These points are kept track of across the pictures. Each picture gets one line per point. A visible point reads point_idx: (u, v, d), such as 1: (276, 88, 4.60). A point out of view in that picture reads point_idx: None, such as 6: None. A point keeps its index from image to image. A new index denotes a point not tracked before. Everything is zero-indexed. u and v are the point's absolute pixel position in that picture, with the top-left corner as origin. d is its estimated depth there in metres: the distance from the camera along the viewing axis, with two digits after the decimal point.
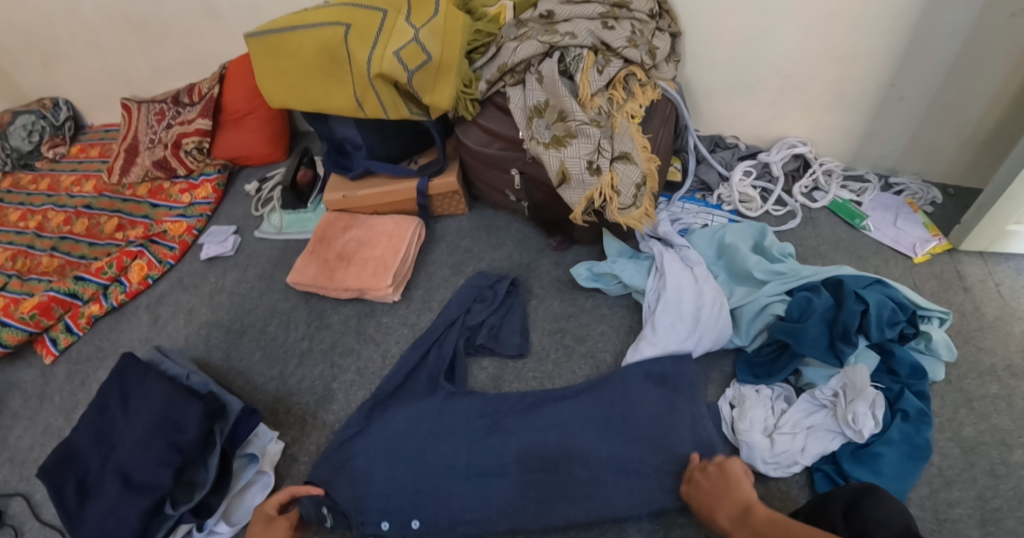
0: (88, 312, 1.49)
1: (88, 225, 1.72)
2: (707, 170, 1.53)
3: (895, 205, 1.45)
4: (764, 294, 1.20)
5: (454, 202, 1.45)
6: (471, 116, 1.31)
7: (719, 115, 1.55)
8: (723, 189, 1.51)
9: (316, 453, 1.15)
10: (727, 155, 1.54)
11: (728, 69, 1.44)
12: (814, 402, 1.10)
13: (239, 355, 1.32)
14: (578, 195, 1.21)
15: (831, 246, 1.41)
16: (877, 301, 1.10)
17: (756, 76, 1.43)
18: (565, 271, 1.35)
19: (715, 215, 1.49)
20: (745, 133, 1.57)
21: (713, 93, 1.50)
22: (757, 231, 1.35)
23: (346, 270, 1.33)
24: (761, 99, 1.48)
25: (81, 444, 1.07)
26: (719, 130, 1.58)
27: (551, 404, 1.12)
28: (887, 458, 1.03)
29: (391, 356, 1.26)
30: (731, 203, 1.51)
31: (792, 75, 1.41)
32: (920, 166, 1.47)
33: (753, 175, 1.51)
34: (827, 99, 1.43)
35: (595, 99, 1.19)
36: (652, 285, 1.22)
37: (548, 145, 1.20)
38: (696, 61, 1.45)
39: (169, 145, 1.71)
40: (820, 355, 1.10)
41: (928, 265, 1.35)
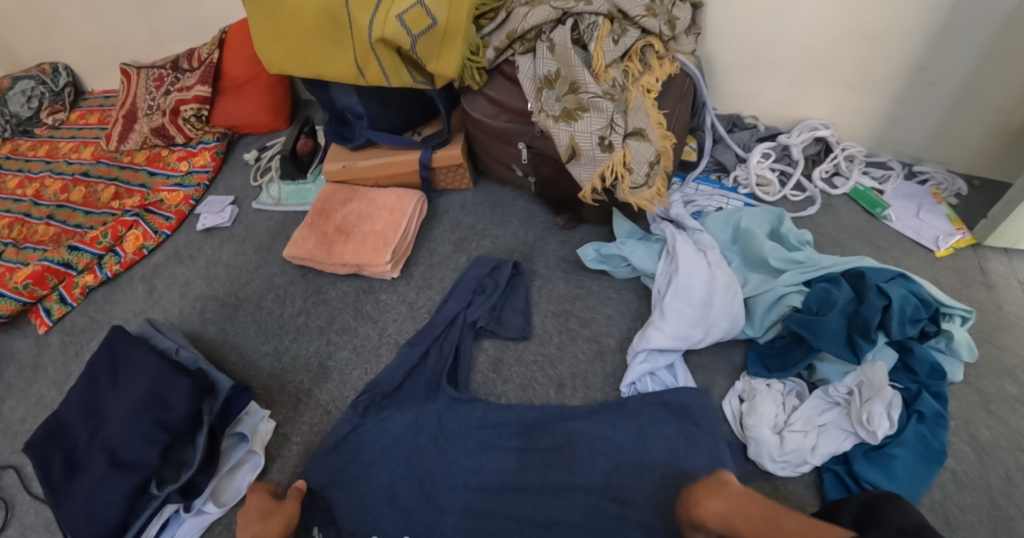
0: (82, 282, 1.46)
1: (85, 193, 1.68)
2: (724, 151, 1.46)
3: (919, 195, 1.38)
4: (781, 283, 1.15)
5: (458, 175, 1.39)
6: (477, 85, 1.24)
7: (740, 94, 1.47)
8: (740, 171, 1.44)
9: (309, 433, 1.11)
10: (745, 136, 1.47)
11: (751, 45, 1.36)
12: (827, 399, 1.05)
13: (233, 329, 1.28)
14: (587, 172, 1.15)
15: (850, 235, 1.34)
16: (900, 296, 1.04)
17: (778, 53, 1.36)
18: (571, 252, 1.29)
19: (730, 198, 1.43)
20: (765, 113, 1.49)
21: (734, 69, 1.43)
22: (773, 216, 1.28)
23: (345, 245, 1.29)
24: (783, 78, 1.40)
25: (68, 419, 1.04)
26: (737, 109, 1.51)
27: (559, 422, 1.05)
28: (900, 460, 0.97)
29: (389, 335, 1.21)
30: (747, 186, 1.44)
31: (818, 53, 1.32)
32: (946, 154, 1.38)
33: (772, 157, 1.43)
34: (854, 80, 1.34)
35: (609, 71, 1.12)
36: (663, 270, 1.16)
37: (558, 119, 1.13)
38: (718, 35, 1.37)
39: (167, 112, 1.65)
40: (838, 351, 1.05)
41: (949, 259, 1.27)
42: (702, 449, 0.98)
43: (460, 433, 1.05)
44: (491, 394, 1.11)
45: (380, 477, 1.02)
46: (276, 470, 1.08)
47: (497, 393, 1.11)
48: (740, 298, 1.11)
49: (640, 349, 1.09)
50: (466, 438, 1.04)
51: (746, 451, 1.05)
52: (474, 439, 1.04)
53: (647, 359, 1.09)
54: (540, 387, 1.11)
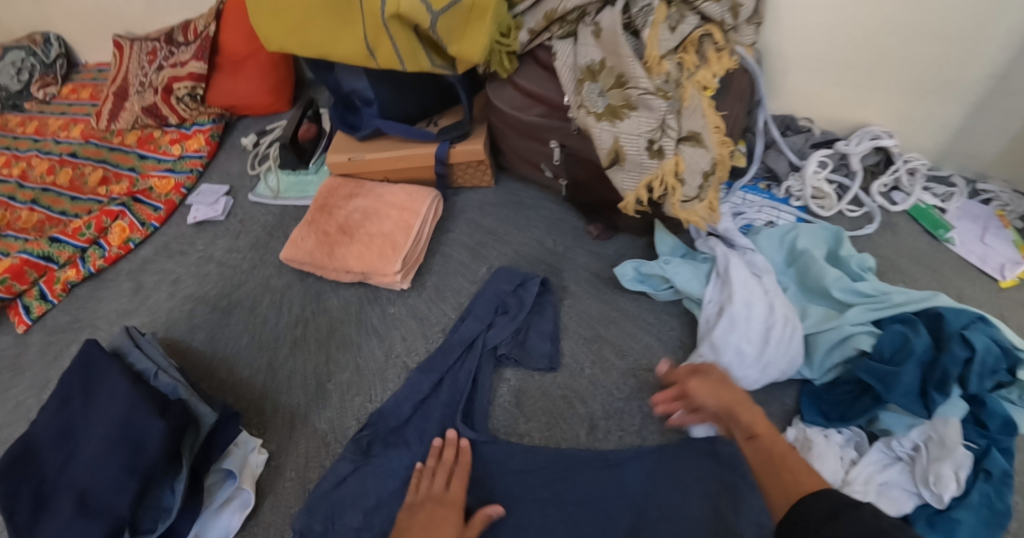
0: (64, 277, 1.33)
1: (72, 176, 1.55)
2: (776, 157, 1.28)
3: (983, 216, 1.20)
4: (849, 321, 1.00)
5: (478, 172, 1.23)
6: (506, 73, 1.08)
7: (796, 91, 1.29)
8: (793, 181, 1.27)
9: (305, 468, 0.97)
10: (799, 140, 1.29)
11: (813, 38, 1.18)
12: (888, 453, 0.92)
13: (224, 339, 1.14)
14: (632, 180, 1.00)
15: (911, 259, 1.18)
16: (986, 346, 0.90)
17: (841, 50, 1.18)
18: (605, 265, 1.14)
19: (782, 210, 1.26)
20: (823, 115, 1.31)
21: (792, 65, 1.24)
22: (831, 235, 1.15)
23: (348, 246, 1.14)
24: (843, 79, 1.22)
25: (40, 436, 0.91)
26: (792, 109, 1.33)
27: (588, 472, 0.92)
28: (965, 527, 0.83)
29: (396, 355, 1.06)
30: (801, 198, 1.27)
31: (888, 50, 1.15)
32: (1014, 173, 1.20)
33: (829, 167, 1.25)
34: (922, 84, 1.16)
35: (664, 64, 0.94)
36: (712, 298, 1.00)
37: (601, 117, 0.98)
38: (779, 25, 1.19)
39: (159, 90, 1.50)
40: (909, 405, 0.90)
41: (1015, 291, 1.11)
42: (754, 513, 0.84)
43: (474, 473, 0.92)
44: (511, 433, 0.97)
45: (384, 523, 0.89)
46: (267, 509, 0.95)
47: (519, 432, 0.97)
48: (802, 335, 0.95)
49: None
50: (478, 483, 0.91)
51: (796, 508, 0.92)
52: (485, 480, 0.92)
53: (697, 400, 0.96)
54: (567, 426, 0.97)
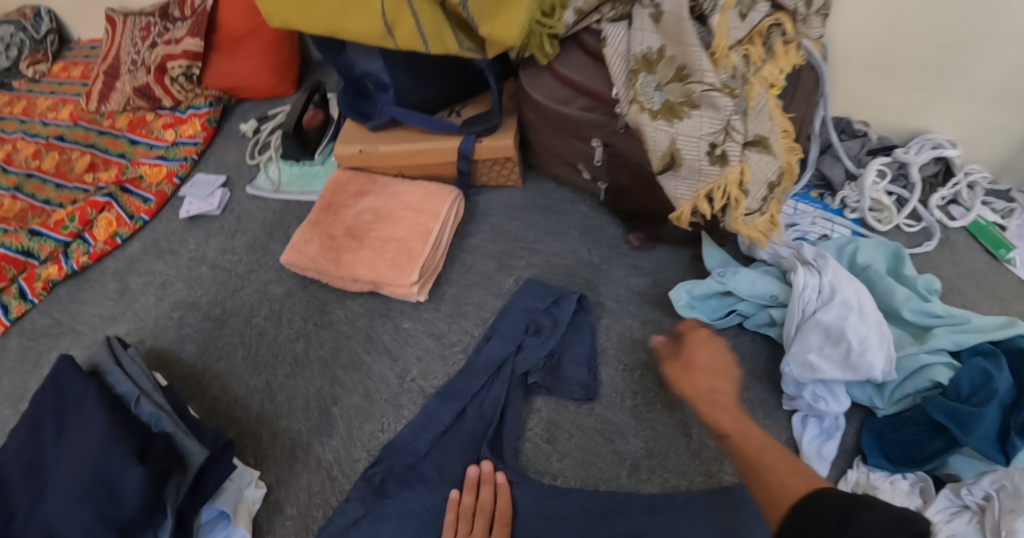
0: (45, 274, 1.20)
1: (57, 161, 1.42)
2: (832, 164, 1.14)
3: None
4: (926, 349, 0.87)
5: (505, 170, 1.10)
6: (546, 59, 0.94)
7: (852, 93, 1.15)
8: (849, 190, 1.12)
9: (308, 505, 0.86)
10: (855, 146, 1.15)
11: (880, 34, 1.05)
12: (955, 501, 0.81)
13: (217, 353, 1.02)
14: (687, 188, 0.87)
15: (970, 281, 1.04)
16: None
17: (910, 48, 1.04)
18: (648, 281, 1.01)
19: (836, 223, 1.11)
20: (880, 119, 1.16)
21: (854, 63, 1.10)
22: (889, 253, 1.01)
23: (356, 253, 1.01)
24: (907, 80, 1.09)
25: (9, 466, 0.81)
26: (847, 110, 1.18)
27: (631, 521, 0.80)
28: None
29: (411, 378, 0.94)
30: (857, 209, 1.13)
31: (963, 53, 1.01)
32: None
33: (887, 177, 1.11)
34: (990, 91, 1.04)
35: (731, 55, 0.81)
36: (812, 283, 0.89)
37: (656, 115, 0.85)
38: (846, 13, 1.04)
39: (152, 70, 1.36)
40: (987, 452, 0.77)
41: None
42: None
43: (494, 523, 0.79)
44: (543, 472, 0.85)
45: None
46: None
47: (551, 471, 0.85)
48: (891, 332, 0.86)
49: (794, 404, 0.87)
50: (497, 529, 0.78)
51: None
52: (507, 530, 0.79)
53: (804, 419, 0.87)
54: (605, 467, 0.85)
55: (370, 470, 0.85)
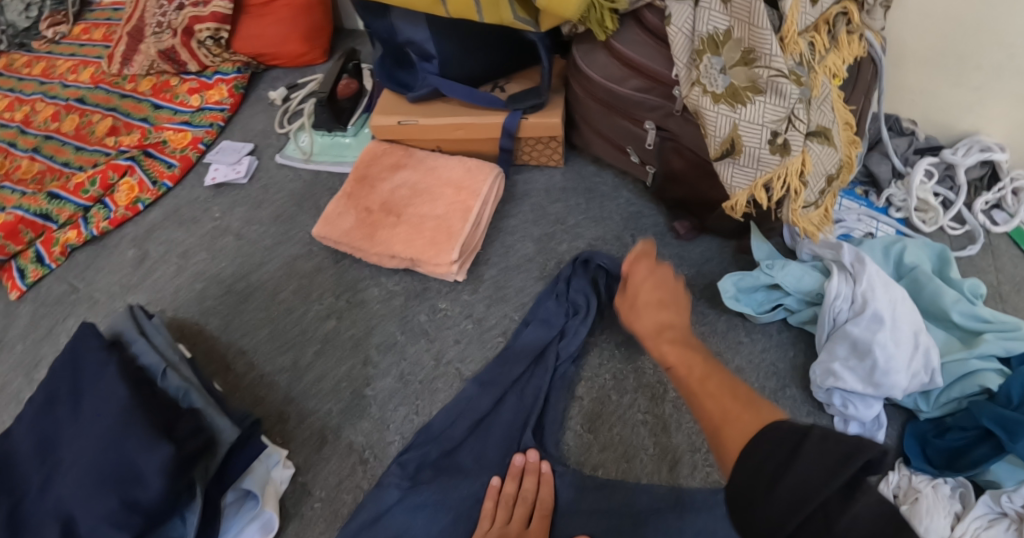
0: (63, 239, 1.17)
1: (77, 123, 1.37)
2: (880, 160, 1.10)
3: None
4: (976, 354, 0.84)
5: (548, 150, 1.06)
6: (605, 37, 0.89)
7: (907, 89, 1.10)
8: (895, 189, 1.08)
9: (337, 489, 0.83)
10: (903, 144, 1.10)
11: (945, 28, 0.99)
12: (995, 509, 0.78)
13: (241, 327, 0.98)
14: (744, 176, 0.82)
15: (1014, 289, 1.00)
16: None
17: (973, 47, 0.99)
18: (692, 272, 0.98)
19: (880, 222, 1.06)
20: (930, 119, 1.12)
21: (912, 59, 1.06)
22: (934, 255, 0.97)
23: (393, 228, 0.98)
24: (966, 80, 1.04)
25: (18, 447, 0.79)
26: (895, 109, 1.14)
27: None
28: None
29: (448, 361, 0.91)
30: (902, 209, 1.08)
31: None
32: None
33: (935, 177, 1.07)
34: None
35: (799, 41, 0.76)
36: (844, 292, 0.84)
37: (719, 99, 0.79)
38: (904, 8, 1.00)
39: (178, 33, 1.31)
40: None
41: None
42: None
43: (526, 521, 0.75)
44: (584, 464, 0.82)
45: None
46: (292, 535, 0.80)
47: (591, 463, 0.82)
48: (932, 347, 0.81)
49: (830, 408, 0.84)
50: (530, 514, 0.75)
51: None
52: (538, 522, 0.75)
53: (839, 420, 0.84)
54: (649, 461, 0.81)
55: (403, 456, 0.82)
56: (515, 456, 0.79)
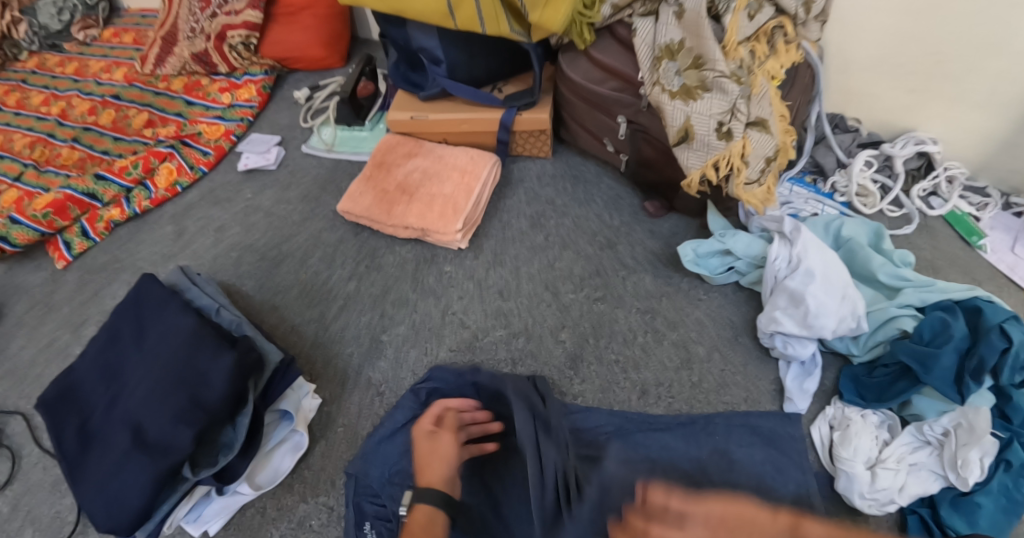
0: (107, 216, 1.31)
1: (114, 117, 1.51)
2: (826, 152, 1.31)
3: (1017, 228, 1.24)
4: (894, 304, 1.05)
5: (538, 142, 1.25)
6: (583, 45, 1.10)
7: (851, 93, 1.32)
8: (839, 177, 1.30)
9: (358, 417, 0.99)
10: (847, 139, 1.33)
11: (880, 40, 1.21)
12: (919, 437, 0.97)
13: (274, 288, 1.15)
14: (698, 159, 1.01)
15: (947, 262, 1.21)
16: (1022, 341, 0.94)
17: (904, 55, 1.21)
18: (661, 244, 1.16)
19: (826, 205, 1.28)
20: (872, 117, 1.34)
21: (852, 65, 1.28)
22: (871, 231, 1.18)
23: (407, 206, 1.15)
24: (901, 84, 1.26)
25: (78, 380, 0.91)
26: (842, 109, 1.36)
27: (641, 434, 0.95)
28: (985, 511, 0.90)
29: (453, 313, 1.09)
30: (845, 194, 1.29)
31: (950, 60, 1.18)
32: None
33: (874, 167, 1.29)
34: (978, 97, 1.20)
35: (740, 49, 0.97)
36: (783, 254, 1.04)
37: (675, 95, 0.99)
38: (843, 24, 1.23)
39: (211, 37, 1.48)
40: (945, 389, 0.96)
41: None
42: None
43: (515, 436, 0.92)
44: (567, 393, 1.00)
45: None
46: (319, 454, 0.97)
47: (572, 392, 1.00)
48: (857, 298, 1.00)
49: (771, 334, 1.02)
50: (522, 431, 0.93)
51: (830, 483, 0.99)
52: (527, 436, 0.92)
53: (781, 346, 1.02)
54: (621, 392, 1.01)
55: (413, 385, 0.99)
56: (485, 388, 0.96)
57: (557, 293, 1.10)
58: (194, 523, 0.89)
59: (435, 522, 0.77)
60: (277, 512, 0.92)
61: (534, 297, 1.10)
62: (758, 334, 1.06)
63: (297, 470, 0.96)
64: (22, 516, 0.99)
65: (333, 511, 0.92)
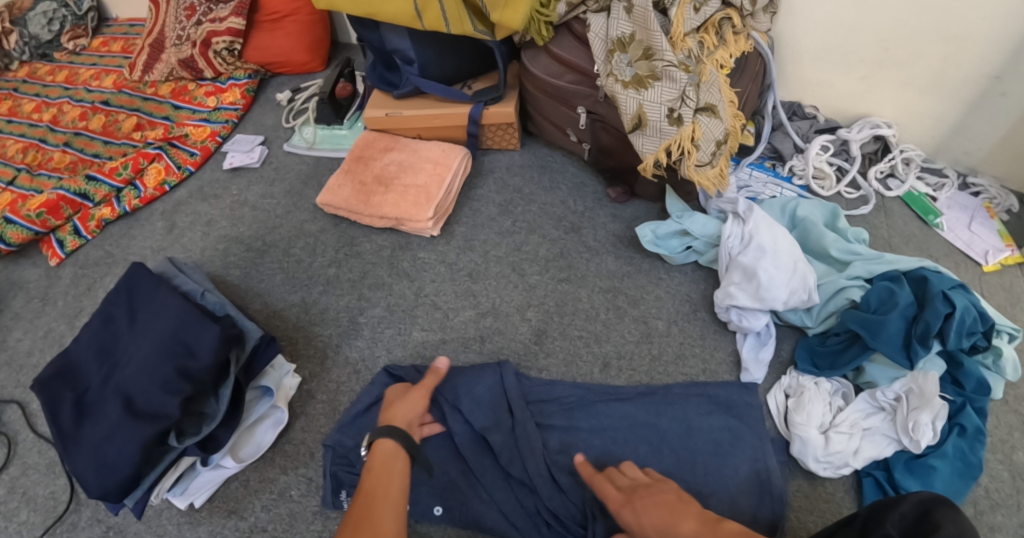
0: (99, 215, 1.37)
1: (104, 122, 1.57)
2: (783, 139, 1.38)
3: (971, 207, 1.31)
4: (844, 276, 1.11)
5: (507, 135, 1.32)
6: (543, 41, 1.16)
7: (806, 81, 1.39)
8: (797, 161, 1.36)
9: (336, 392, 1.05)
10: (805, 125, 1.39)
11: (829, 30, 1.28)
12: (873, 403, 1.03)
13: (259, 275, 1.21)
14: (652, 144, 1.08)
15: (903, 240, 1.28)
16: (964, 306, 1.00)
17: (853, 43, 1.28)
18: (624, 227, 1.23)
19: (784, 188, 1.35)
20: (828, 105, 1.41)
21: (805, 54, 1.34)
22: (827, 211, 1.24)
23: (384, 196, 1.21)
24: (853, 70, 1.32)
25: (68, 362, 0.96)
26: (799, 96, 1.43)
27: (603, 403, 1.01)
28: (939, 472, 0.96)
29: (426, 294, 1.16)
30: (803, 177, 1.36)
31: (896, 48, 1.25)
32: (1003, 170, 1.31)
33: (831, 150, 1.36)
34: (925, 81, 1.27)
35: (687, 40, 1.05)
36: (736, 232, 1.10)
37: (627, 85, 1.06)
38: (793, 15, 1.29)
39: (197, 44, 1.55)
40: (893, 354, 1.01)
41: (996, 275, 1.22)
42: (752, 481, 0.92)
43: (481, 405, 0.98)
44: (531, 367, 1.06)
45: (435, 456, 0.96)
46: (299, 429, 1.02)
47: (537, 366, 1.07)
48: (810, 273, 1.05)
49: (727, 307, 1.07)
50: (490, 400, 0.99)
51: (787, 448, 1.03)
52: (493, 406, 0.99)
53: (737, 318, 1.07)
54: (584, 364, 1.07)
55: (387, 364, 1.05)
56: (451, 366, 1.04)
57: (525, 274, 1.17)
58: (180, 495, 0.94)
59: (396, 456, 0.82)
60: (260, 483, 0.98)
61: (502, 278, 1.17)
62: (716, 310, 1.11)
63: (278, 444, 1.01)
64: (18, 496, 1.03)
65: (312, 482, 0.97)
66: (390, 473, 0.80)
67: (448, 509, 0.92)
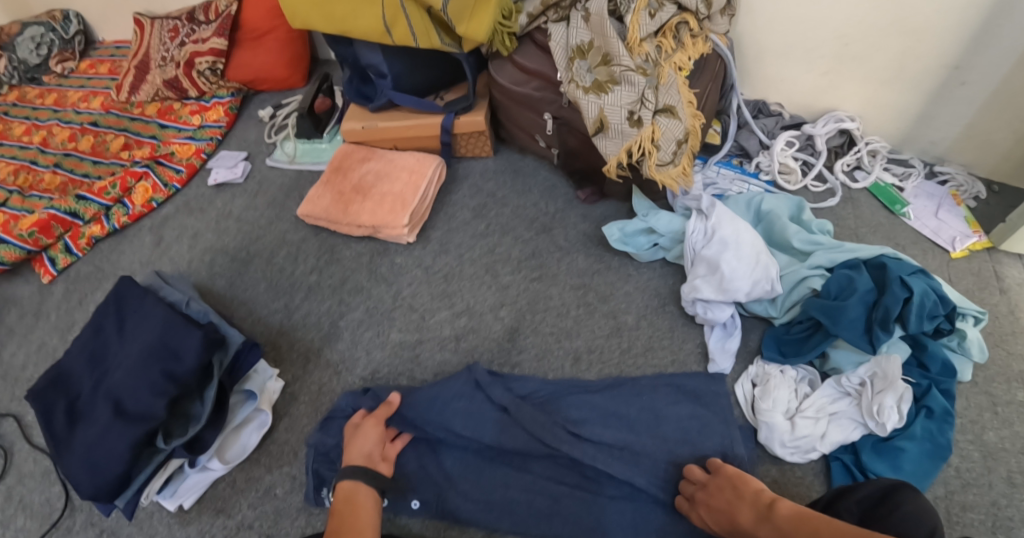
0: (89, 232, 1.41)
1: (93, 142, 1.62)
2: (748, 136, 1.43)
3: (939, 195, 1.35)
4: (805, 266, 1.15)
5: (479, 143, 1.37)
6: (507, 52, 1.22)
7: (770, 78, 1.44)
8: (763, 157, 1.41)
9: (318, 394, 1.10)
10: (770, 122, 1.44)
11: (788, 27, 1.32)
12: (839, 388, 1.06)
13: (243, 285, 1.26)
14: (615, 146, 1.13)
15: (870, 230, 1.32)
16: (922, 290, 1.03)
17: (815, 39, 1.32)
18: (593, 226, 1.27)
19: (751, 184, 1.40)
20: (792, 102, 1.46)
21: (767, 53, 1.39)
22: (793, 205, 1.28)
23: (362, 204, 1.26)
24: (815, 65, 1.37)
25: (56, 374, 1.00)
26: (764, 95, 1.48)
27: (574, 394, 1.04)
28: (908, 454, 0.99)
29: (404, 298, 1.20)
30: (769, 172, 1.41)
31: (856, 42, 1.29)
32: (970, 156, 1.35)
33: (796, 145, 1.40)
34: (886, 73, 1.31)
35: (643, 45, 1.09)
36: (699, 228, 1.15)
37: (587, 90, 1.12)
38: (752, 16, 1.34)
39: (181, 64, 1.60)
40: (854, 339, 1.05)
41: (965, 261, 1.26)
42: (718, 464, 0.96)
43: (458, 405, 1.02)
44: (505, 364, 1.11)
45: (416, 453, 1.00)
46: (283, 430, 1.07)
47: (511, 362, 1.11)
48: (772, 265, 1.09)
49: (693, 300, 1.11)
50: (467, 400, 1.02)
51: (756, 434, 1.07)
52: (468, 407, 1.01)
53: (703, 310, 1.11)
54: (555, 359, 1.11)
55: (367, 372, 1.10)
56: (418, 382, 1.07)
57: (497, 275, 1.22)
58: (169, 497, 0.98)
59: (357, 493, 0.88)
60: (246, 483, 1.02)
61: (475, 279, 1.21)
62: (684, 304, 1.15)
63: (262, 445, 1.05)
64: (15, 504, 1.07)
65: (296, 479, 1.01)
66: (356, 512, 0.86)
67: (425, 502, 0.97)
